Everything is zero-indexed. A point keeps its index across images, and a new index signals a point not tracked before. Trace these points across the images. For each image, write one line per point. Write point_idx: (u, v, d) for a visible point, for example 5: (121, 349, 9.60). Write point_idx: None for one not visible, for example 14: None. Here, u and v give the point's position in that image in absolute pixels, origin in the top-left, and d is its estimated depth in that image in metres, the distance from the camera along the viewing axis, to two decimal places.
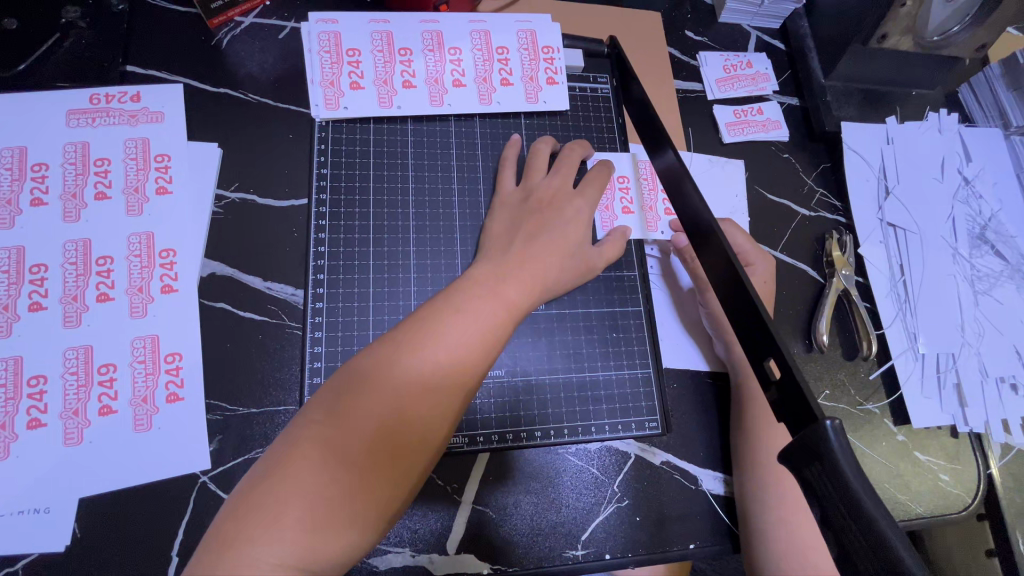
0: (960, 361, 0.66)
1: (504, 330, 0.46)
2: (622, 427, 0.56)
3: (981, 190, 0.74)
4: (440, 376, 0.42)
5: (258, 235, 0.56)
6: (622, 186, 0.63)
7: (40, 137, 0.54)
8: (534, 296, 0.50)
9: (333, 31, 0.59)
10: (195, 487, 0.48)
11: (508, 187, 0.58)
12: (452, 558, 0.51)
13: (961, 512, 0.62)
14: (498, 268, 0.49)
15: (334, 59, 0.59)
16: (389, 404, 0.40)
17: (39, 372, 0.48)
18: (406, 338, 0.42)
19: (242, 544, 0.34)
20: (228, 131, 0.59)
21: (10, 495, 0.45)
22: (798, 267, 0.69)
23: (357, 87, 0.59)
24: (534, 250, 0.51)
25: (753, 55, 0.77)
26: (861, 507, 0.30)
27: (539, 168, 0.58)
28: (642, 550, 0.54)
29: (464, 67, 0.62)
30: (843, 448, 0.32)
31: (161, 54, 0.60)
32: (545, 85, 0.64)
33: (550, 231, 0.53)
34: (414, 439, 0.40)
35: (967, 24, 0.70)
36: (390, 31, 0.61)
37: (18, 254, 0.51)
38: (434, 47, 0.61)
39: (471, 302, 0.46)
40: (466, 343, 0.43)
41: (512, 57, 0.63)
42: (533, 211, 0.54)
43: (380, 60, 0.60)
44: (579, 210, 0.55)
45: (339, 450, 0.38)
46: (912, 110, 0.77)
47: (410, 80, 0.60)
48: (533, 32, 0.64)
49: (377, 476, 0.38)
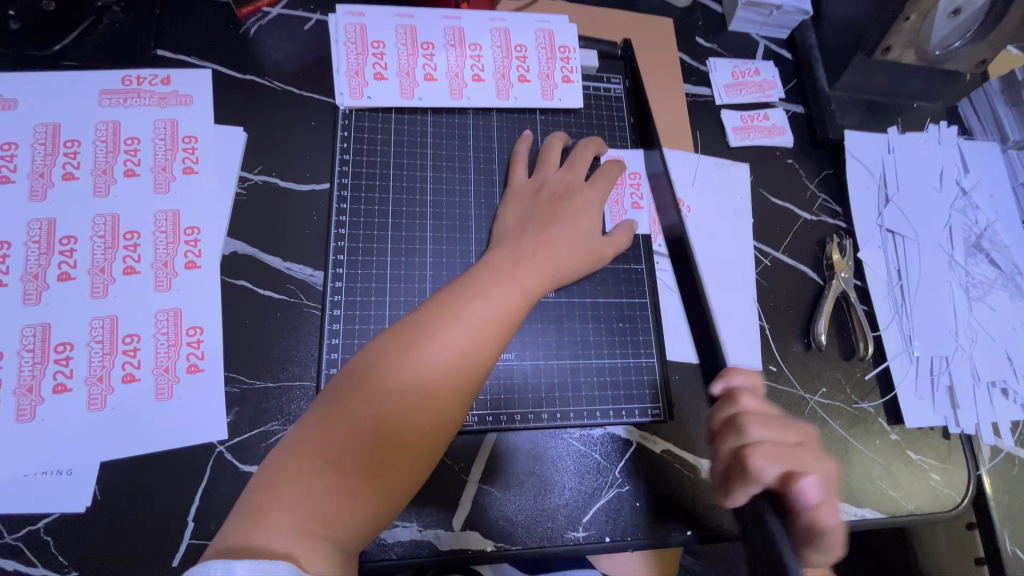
0: (954, 364, 0.68)
1: (520, 313, 0.48)
2: (625, 414, 0.58)
3: (978, 200, 0.76)
4: (459, 358, 0.43)
5: (279, 217, 0.58)
6: (633, 182, 0.66)
7: (73, 115, 0.56)
8: (548, 282, 0.52)
9: (359, 23, 0.62)
10: (212, 456, 0.50)
11: (521, 179, 0.60)
12: (457, 535, 0.52)
13: (950, 510, 0.64)
14: (511, 255, 0.51)
15: (359, 50, 0.61)
16: (413, 385, 0.42)
17: (66, 339, 0.50)
18: (427, 321, 0.44)
19: (269, 510, 0.36)
20: (253, 116, 0.61)
21: (33, 457, 0.47)
22: (799, 268, 0.72)
23: (381, 78, 0.61)
24: (547, 239, 0.53)
25: (761, 63, 0.80)
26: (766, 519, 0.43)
27: (551, 161, 0.60)
28: (641, 534, 0.55)
29: (484, 62, 0.64)
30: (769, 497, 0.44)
31: (191, 40, 0.62)
32: (561, 83, 0.66)
33: (562, 220, 0.55)
34: (432, 418, 0.42)
35: (969, 39, 0.72)
36: (413, 26, 0.63)
37: (49, 226, 0.52)
38: (455, 43, 0.64)
39: (489, 289, 0.47)
40: (482, 329, 0.45)
41: (530, 55, 0.65)
42: (547, 203, 0.57)
43: (403, 53, 0.62)
44: (589, 200, 0.58)
45: (362, 426, 0.40)
46: (913, 120, 0.80)
47: (431, 73, 0.62)
48: (550, 32, 0.67)
49: (400, 450, 0.40)
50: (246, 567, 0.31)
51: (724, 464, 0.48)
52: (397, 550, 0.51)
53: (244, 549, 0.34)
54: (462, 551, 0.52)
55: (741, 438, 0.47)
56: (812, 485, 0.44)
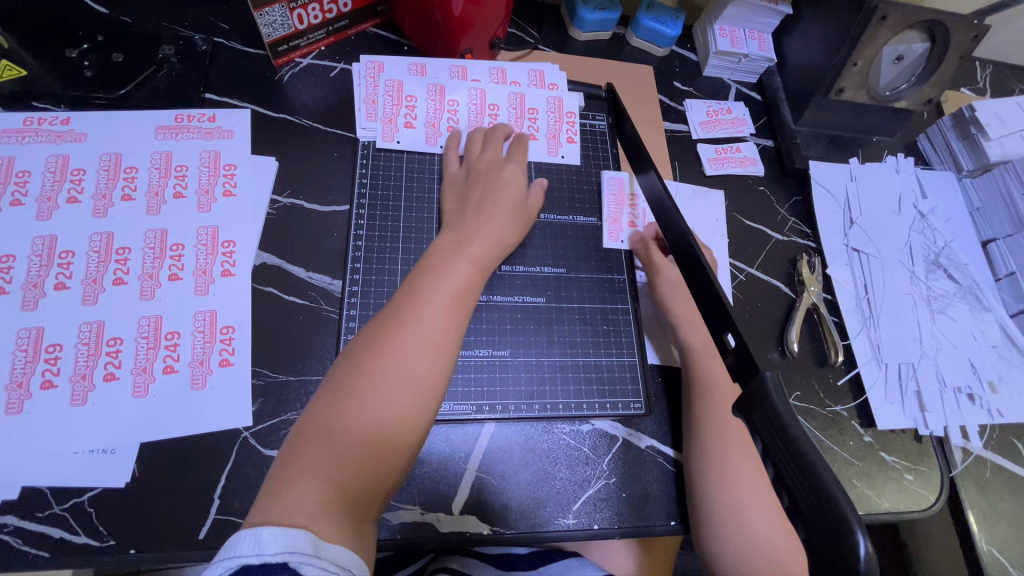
0: (920, 370, 0.74)
1: (473, 287, 0.56)
2: (610, 407, 0.63)
3: (935, 222, 0.84)
4: (429, 338, 0.50)
5: (304, 233, 0.66)
6: (531, 117, 0.75)
7: (132, 147, 0.66)
8: (491, 254, 0.60)
9: (396, 81, 0.73)
10: (238, 441, 0.56)
11: (453, 167, 0.68)
12: (456, 519, 0.57)
13: (925, 510, 0.68)
14: (459, 236, 0.60)
15: (395, 101, 0.72)
16: (390, 377, 0.47)
17: (117, 335, 0.57)
18: (397, 313, 0.51)
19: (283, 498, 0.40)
20: (284, 149, 0.70)
21: (82, 437, 0.53)
22: (772, 282, 0.78)
23: (410, 127, 0.71)
24: (485, 216, 0.62)
25: (733, 103, 0.90)
26: (794, 440, 0.38)
27: (476, 143, 0.69)
28: (627, 523, 0.60)
29: (500, 120, 0.74)
30: (783, 400, 0.41)
31: (234, 86, 0.72)
32: (565, 142, 0.75)
33: (493, 196, 0.64)
34: (415, 399, 0.47)
35: (914, 82, 0.83)
36: (444, 86, 0.74)
37: (108, 238, 0.61)
38: (478, 103, 0.74)
39: (446, 272, 0.55)
40: (446, 312, 0.52)
41: (541, 117, 0.75)
42: (475, 182, 0.65)
43: (432, 106, 0.73)
44: (513, 172, 0.67)
45: (353, 417, 0.45)
46: (872, 153, 0.88)
47: (454, 125, 0.72)
48: (561, 100, 0.77)
49: (388, 429, 0.46)
50: (270, 532, 0.37)
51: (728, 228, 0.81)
52: (400, 530, 0.55)
53: (264, 519, 0.38)
54: (460, 533, 0.56)
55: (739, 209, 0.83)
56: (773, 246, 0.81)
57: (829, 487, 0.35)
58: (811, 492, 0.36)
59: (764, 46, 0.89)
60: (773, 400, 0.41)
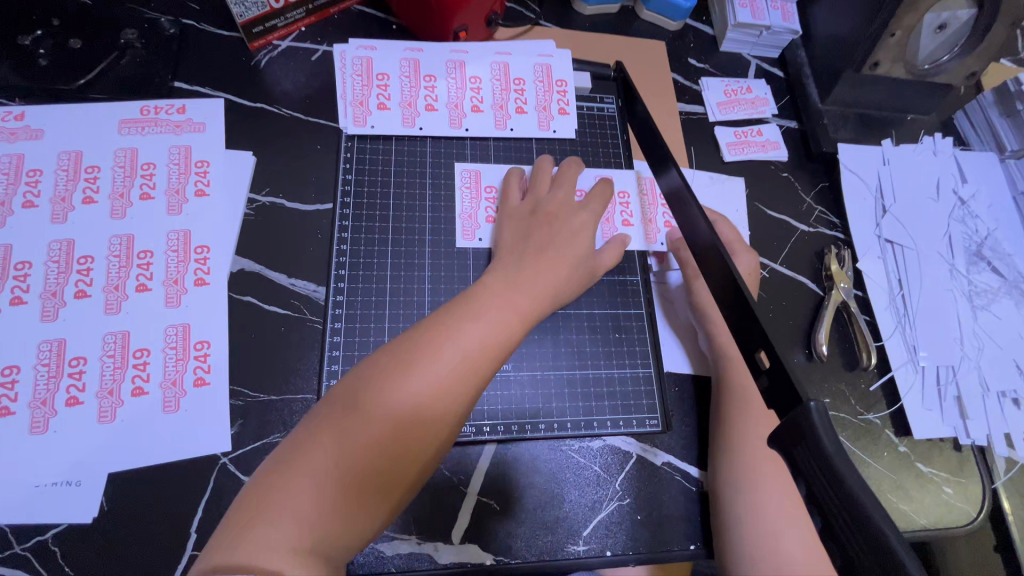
0: (960, 373, 0.68)
1: (514, 337, 0.49)
2: (623, 424, 0.58)
3: (977, 209, 0.76)
4: (452, 379, 0.44)
5: (285, 235, 0.60)
6: (623, 201, 0.68)
7: (94, 144, 0.60)
8: (542, 307, 0.53)
9: (474, 169, 0.65)
10: (215, 468, 0.51)
11: (514, 202, 0.62)
12: (456, 548, 0.52)
13: (966, 525, 0.62)
14: (510, 278, 0.53)
15: (474, 194, 0.64)
16: (405, 406, 0.42)
17: (80, 354, 0.52)
18: (426, 341, 0.45)
19: (263, 525, 0.37)
20: (262, 142, 0.64)
21: (44, 468, 0.48)
22: (797, 279, 0.72)
23: (492, 220, 0.63)
24: (544, 266, 0.54)
25: (753, 81, 0.82)
26: (854, 497, 0.33)
27: (543, 181, 0.63)
28: (642, 548, 0.55)
29: (483, 95, 0.68)
30: (833, 440, 0.35)
31: (206, 73, 0.66)
32: (557, 115, 0.69)
33: (557, 241, 0.57)
34: (427, 439, 0.42)
35: (956, 54, 0.74)
36: (419, 59, 0.68)
37: (68, 246, 0.55)
38: (456, 74, 0.68)
39: (486, 312, 0.48)
40: (481, 349, 0.46)
41: (633, 201, 0.68)
42: (541, 222, 0.58)
43: (406, 85, 0.66)
44: (584, 222, 0.60)
45: (359, 445, 0.40)
46: (907, 133, 0.81)
47: (432, 103, 0.66)
48: (549, 66, 0.71)
49: (393, 468, 0.41)
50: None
51: (751, 219, 0.74)
52: (396, 562, 0.51)
53: (232, 564, 0.35)
54: (461, 564, 0.52)
55: (761, 190, 0.76)
56: (799, 236, 0.74)
57: (894, 551, 0.30)
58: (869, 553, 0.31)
59: (788, 17, 0.81)
60: (821, 438, 0.35)
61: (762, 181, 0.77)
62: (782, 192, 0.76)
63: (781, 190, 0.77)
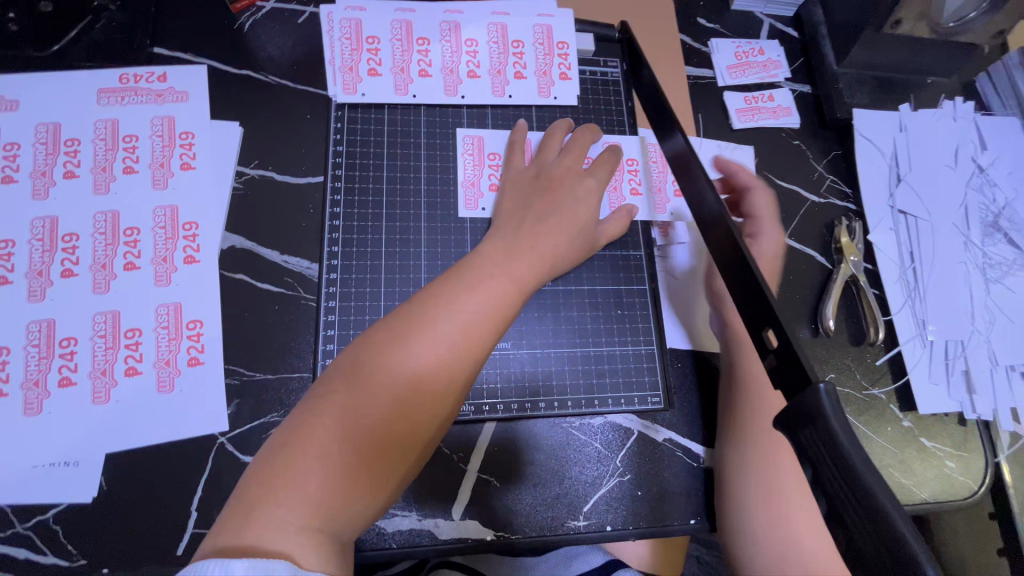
0: (969, 348, 0.66)
1: (513, 308, 0.48)
2: (625, 402, 0.58)
3: (996, 177, 0.73)
4: (450, 352, 0.43)
5: (277, 211, 0.58)
6: (631, 168, 0.65)
7: (72, 115, 0.57)
8: (542, 276, 0.51)
9: (476, 136, 0.63)
10: (214, 447, 0.51)
11: (520, 167, 0.60)
12: (457, 524, 0.52)
13: (967, 499, 0.62)
14: (509, 246, 0.51)
15: (477, 162, 0.62)
16: (404, 378, 0.41)
17: (70, 334, 0.51)
18: (422, 312, 0.43)
19: (268, 504, 0.35)
20: (249, 111, 0.61)
21: (42, 449, 0.48)
22: (806, 252, 0.70)
23: (495, 188, 0.61)
24: (545, 230, 0.53)
25: (766, 42, 0.77)
26: (866, 487, 0.31)
27: (551, 148, 0.60)
28: (642, 523, 0.55)
29: (479, 59, 0.64)
30: (846, 429, 0.33)
31: (186, 37, 0.62)
32: (558, 80, 0.66)
33: (558, 210, 0.55)
34: (430, 411, 0.41)
35: (985, 10, 0.69)
36: (411, 21, 0.64)
37: (52, 223, 0.53)
38: (450, 37, 0.64)
39: (483, 281, 0.47)
40: (481, 320, 0.45)
41: (642, 169, 0.65)
42: (547, 190, 0.56)
43: (398, 49, 0.63)
44: (590, 189, 0.57)
45: (362, 418, 0.39)
46: (926, 98, 0.77)
47: (426, 69, 0.63)
48: (549, 27, 0.67)
49: (396, 441, 0.40)
50: (244, 566, 0.30)
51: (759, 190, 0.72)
52: (397, 539, 0.51)
53: (237, 548, 0.33)
54: (462, 540, 0.52)
55: (771, 160, 0.73)
56: (809, 207, 0.72)
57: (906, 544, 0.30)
58: (880, 546, 0.30)
59: None
60: (829, 420, 0.34)
61: (772, 149, 0.73)
62: (792, 161, 0.73)
63: (791, 159, 0.73)
